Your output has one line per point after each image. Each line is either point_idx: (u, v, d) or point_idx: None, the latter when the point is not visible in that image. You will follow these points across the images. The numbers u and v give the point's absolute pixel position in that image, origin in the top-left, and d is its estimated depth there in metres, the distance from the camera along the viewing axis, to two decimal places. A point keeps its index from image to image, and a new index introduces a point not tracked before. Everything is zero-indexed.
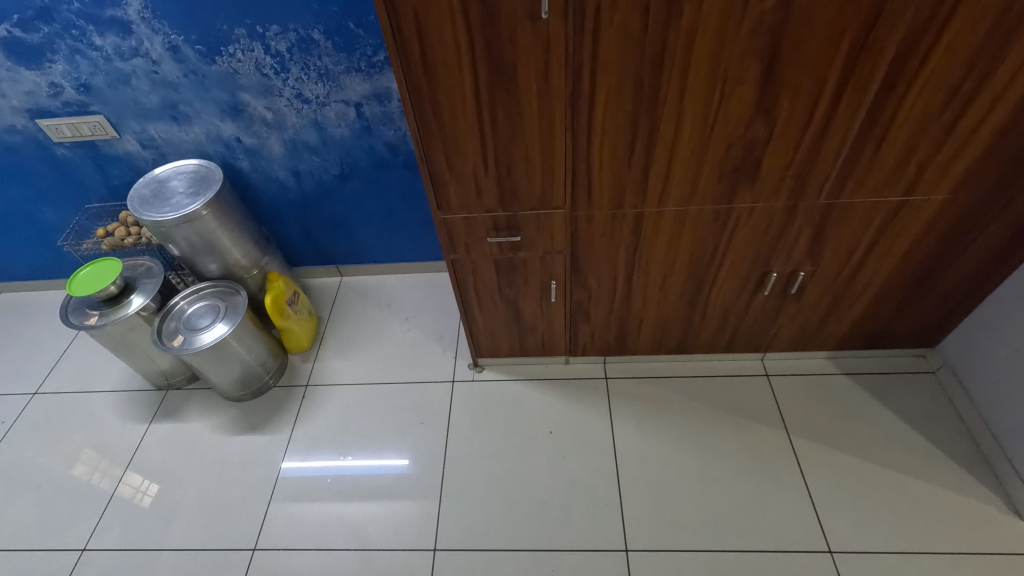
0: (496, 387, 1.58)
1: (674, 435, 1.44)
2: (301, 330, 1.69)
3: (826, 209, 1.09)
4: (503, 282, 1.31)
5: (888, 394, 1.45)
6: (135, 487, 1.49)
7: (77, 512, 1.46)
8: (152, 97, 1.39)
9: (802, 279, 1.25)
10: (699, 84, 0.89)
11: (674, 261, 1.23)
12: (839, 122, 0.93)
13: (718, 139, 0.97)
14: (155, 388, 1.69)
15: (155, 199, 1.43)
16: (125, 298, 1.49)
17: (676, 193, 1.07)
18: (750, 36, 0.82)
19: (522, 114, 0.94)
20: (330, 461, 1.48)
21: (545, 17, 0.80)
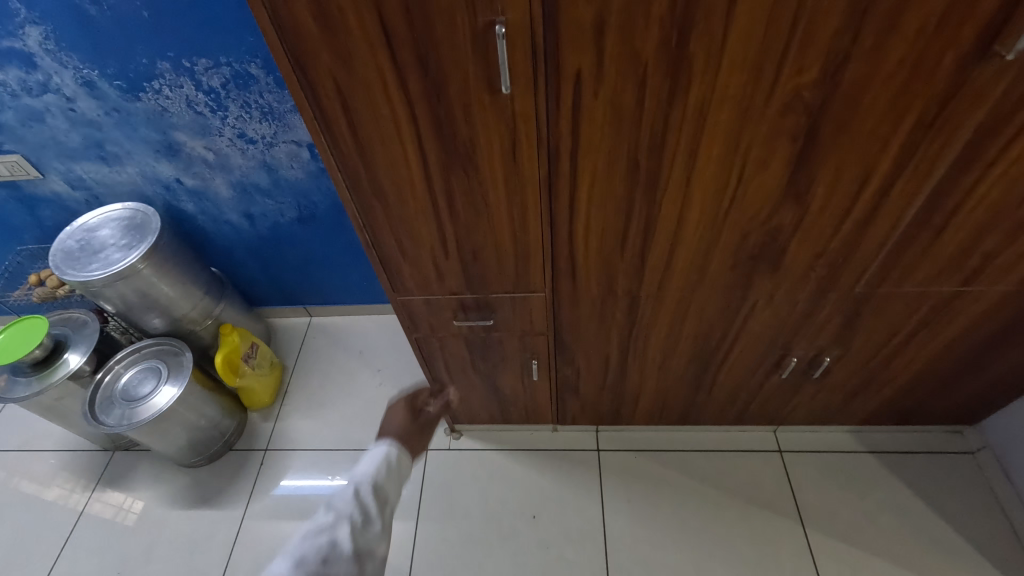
0: (475, 459, 1.41)
1: (674, 524, 1.27)
2: (260, 387, 1.52)
3: (862, 298, 0.89)
4: (477, 358, 1.12)
5: (918, 479, 1.28)
6: (116, 506, 1.42)
7: None
8: (73, 136, 1.20)
9: (827, 364, 1.06)
10: (711, 167, 0.69)
11: (676, 343, 1.04)
12: (887, 211, 0.73)
13: (733, 226, 0.77)
14: (100, 448, 1.53)
15: (82, 253, 1.26)
16: (55, 361, 1.31)
17: (680, 278, 0.88)
18: (779, 114, 0.62)
19: (485, 198, 0.75)
20: (320, 480, 1.41)
21: (506, 92, 0.60)
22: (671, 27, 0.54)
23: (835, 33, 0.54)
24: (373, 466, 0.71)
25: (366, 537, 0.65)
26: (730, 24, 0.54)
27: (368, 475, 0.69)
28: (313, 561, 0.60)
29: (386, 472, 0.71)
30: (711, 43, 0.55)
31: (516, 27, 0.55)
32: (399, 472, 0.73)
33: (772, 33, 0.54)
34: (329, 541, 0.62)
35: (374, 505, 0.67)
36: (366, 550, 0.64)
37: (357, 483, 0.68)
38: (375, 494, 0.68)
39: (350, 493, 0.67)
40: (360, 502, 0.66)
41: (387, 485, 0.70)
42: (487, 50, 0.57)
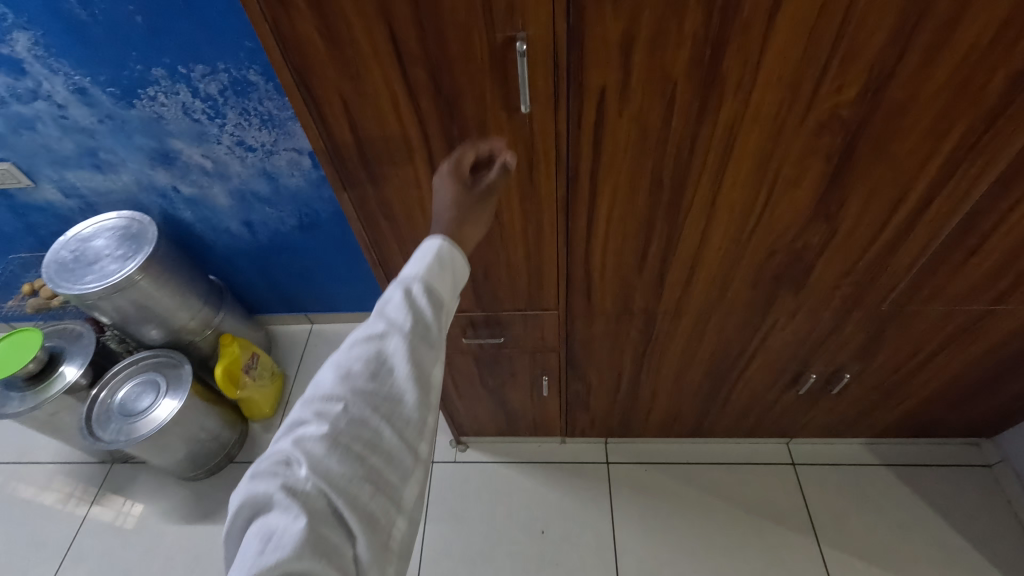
0: (482, 472, 1.37)
1: (687, 540, 1.24)
2: (261, 398, 1.48)
3: (887, 316, 0.86)
4: (486, 374, 1.09)
5: (935, 493, 1.26)
6: (116, 511, 1.40)
7: None
8: (65, 144, 1.16)
9: (847, 380, 1.03)
10: (738, 187, 0.66)
11: (692, 359, 1.00)
12: (919, 233, 0.70)
13: (757, 246, 0.74)
14: (98, 460, 1.49)
15: (77, 265, 1.22)
16: (51, 374, 1.27)
17: (700, 297, 0.84)
18: (814, 134, 0.59)
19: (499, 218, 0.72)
20: None
21: (525, 111, 0.57)
22: (705, 44, 0.51)
23: (879, 50, 0.51)
24: (421, 266, 0.53)
25: (421, 342, 0.50)
26: (767, 41, 0.50)
27: (413, 275, 0.52)
28: (360, 374, 0.48)
29: (438, 270, 0.53)
30: (746, 60, 0.52)
31: (539, 43, 0.51)
32: (457, 263, 0.55)
33: (812, 51, 0.51)
34: (371, 360, 0.48)
35: (428, 309, 0.51)
36: (427, 365, 0.50)
37: (400, 288, 0.51)
38: (427, 300, 0.52)
39: (398, 302, 0.51)
40: (414, 315, 0.51)
41: (448, 284, 0.54)
42: (506, 67, 0.54)
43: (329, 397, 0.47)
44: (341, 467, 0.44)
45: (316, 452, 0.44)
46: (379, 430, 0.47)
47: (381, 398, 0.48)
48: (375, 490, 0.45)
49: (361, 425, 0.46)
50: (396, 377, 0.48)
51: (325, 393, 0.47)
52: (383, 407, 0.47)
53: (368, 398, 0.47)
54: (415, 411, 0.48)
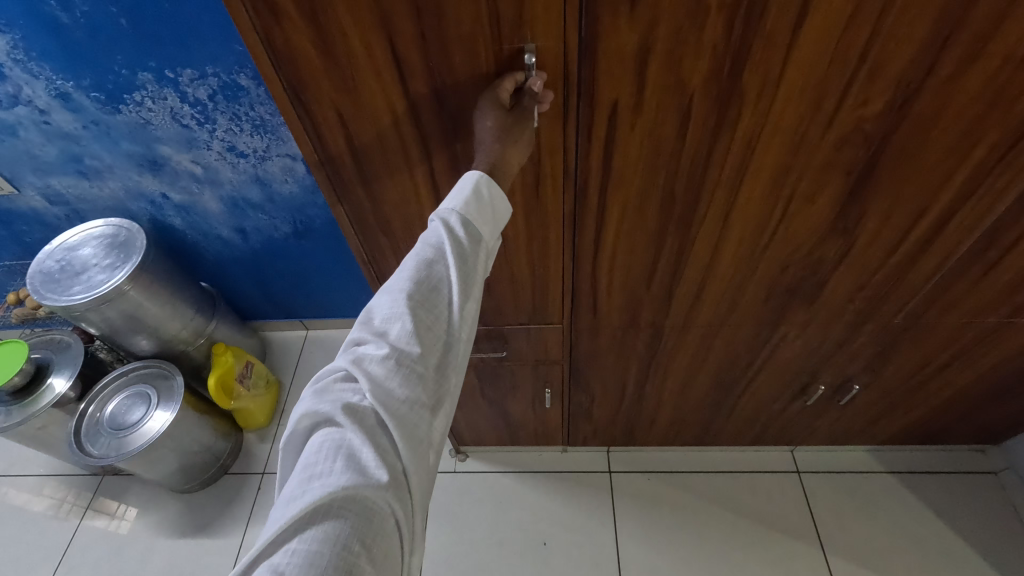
0: (482, 483, 1.35)
1: (692, 551, 1.22)
2: (255, 408, 1.45)
3: (900, 329, 0.84)
4: (487, 386, 1.06)
5: (941, 501, 1.24)
6: (110, 515, 1.37)
7: None
8: (49, 150, 1.12)
9: (856, 392, 1.01)
10: (754, 201, 0.63)
11: (698, 372, 0.98)
12: (938, 248, 0.68)
13: (770, 260, 0.71)
14: (89, 472, 1.44)
15: (63, 275, 1.18)
16: (38, 388, 1.23)
17: (709, 311, 0.82)
18: (836, 148, 0.56)
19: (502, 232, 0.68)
20: None
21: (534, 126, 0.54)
22: (725, 56, 0.49)
23: (908, 62, 0.48)
24: (466, 196, 0.51)
25: (467, 270, 0.50)
26: (791, 53, 0.48)
27: (461, 202, 0.50)
28: (413, 300, 0.47)
29: (485, 199, 0.51)
30: (768, 73, 0.50)
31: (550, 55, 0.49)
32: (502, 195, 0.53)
33: (837, 63, 0.49)
34: (423, 288, 0.48)
35: (475, 239, 0.51)
36: (473, 294, 0.50)
37: (445, 219, 0.50)
38: (473, 231, 0.51)
39: (448, 232, 0.50)
40: (461, 243, 0.50)
41: (494, 215, 0.52)
42: (514, 80, 0.51)
43: (384, 321, 0.47)
44: (397, 389, 0.44)
45: (373, 370, 0.44)
46: (431, 354, 0.47)
47: (432, 325, 0.47)
48: (428, 410, 0.45)
49: (416, 349, 0.46)
50: (445, 304, 0.48)
51: (381, 316, 0.47)
52: (434, 333, 0.47)
53: (421, 325, 0.47)
54: (462, 336, 0.49)
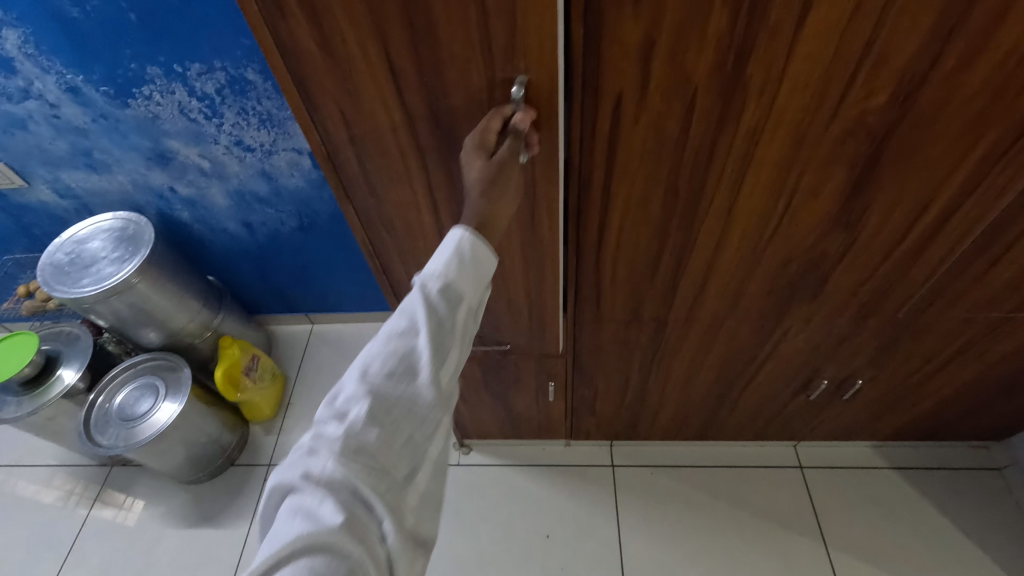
0: (486, 475, 1.36)
1: (694, 545, 1.23)
2: (261, 400, 1.46)
3: (903, 323, 0.84)
4: (491, 378, 1.07)
5: (944, 496, 1.25)
6: (118, 507, 1.39)
7: None
8: (58, 144, 1.13)
9: (859, 386, 1.01)
10: (757, 195, 0.63)
11: (701, 366, 0.98)
12: (941, 243, 0.68)
13: (773, 254, 0.72)
14: (98, 462, 1.46)
15: (73, 268, 1.19)
16: (48, 378, 1.25)
17: (713, 304, 0.82)
18: (839, 141, 0.57)
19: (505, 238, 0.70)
20: None
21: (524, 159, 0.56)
22: (728, 49, 0.49)
23: (912, 55, 0.49)
24: (446, 260, 0.51)
25: (443, 331, 0.49)
26: (794, 46, 0.48)
27: (439, 268, 0.50)
28: (390, 362, 0.48)
29: (466, 261, 0.51)
30: (771, 66, 0.50)
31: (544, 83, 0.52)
32: (486, 256, 0.52)
33: (840, 56, 0.49)
34: (399, 351, 0.48)
35: (454, 301, 0.50)
36: (448, 358, 0.49)
37: (425, 282, 0.50)
38: (453, 294, 0.50)
39: (426, 295, 0.49)
40: (439, 304, 0.49)
41: (475, 276, 0.51)
42: (504, 111, 0.54)
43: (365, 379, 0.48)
44: (364, 440, 0.46)
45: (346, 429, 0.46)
46: (403, 417, 0.48)
47: (405, 385, 0.48)
48: (393, 474, 0.46)
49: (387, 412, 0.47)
50: (423, 365, 0.48)
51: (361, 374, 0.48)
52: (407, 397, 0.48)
53: (394, 383, 0.48)
54: (435, 401, 0.48)
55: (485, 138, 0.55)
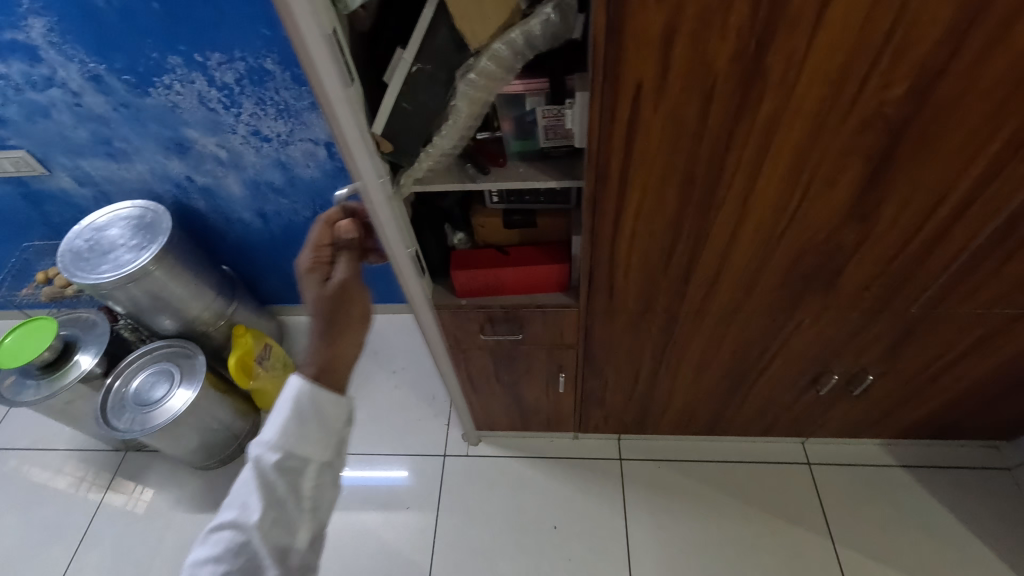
0: (494, 467, 1.37)
1: (701, 538, 1.23)
2: (273, 389, 1.47)
3: (916, 318, 0.84)
4: (502, 369, 1.08)
5: (952, 495, 1.24)
6: (127, 495, 1.40)
7: None
8: (80, 132, 1.15)
9: (869, 382, 1.01)
10: (772, 186, 0.64)
11: (712, 359, 0.99)
12: (956, 236, 0.68)
13: (787, 247, 0.72)
14: (112, 448, 1.49)
15: (91, 254, 1.21)
16: (66, 363, 1.27)
17: (725, 296, 0.82)
18: (857, 132, 0.57)
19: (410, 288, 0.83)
20: None
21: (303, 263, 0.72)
22: (750, 37, 0.49)
23: (932, 46, 0.49)
24: (284, 420, 0.57)
25: (291, 492, 0.56)
26: (815, 35, 0.49)
27: (277, 430, 0.56)
28: (250, 499, 0.54)
29: (306, 412, 0.58)
30: (792, 55, 0.51)
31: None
32: (331, 401, 0.60)
33: (862, 44, 0.49)
34: (241, 522, 0.53)
35: (297, 460, 0.57)
36: (305, 479, 0.57)
37: (270, 426, 0.57)
38: (295, 454, 0.56)
39: (267, 459, 0.55)
40: (281, 466, 0.56)
41: (320, 425, 0.59)
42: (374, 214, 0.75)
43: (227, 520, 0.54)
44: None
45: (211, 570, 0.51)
46: (268, 539, 0.53)
47: (255, 552, 0.53)
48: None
49: (248, 540, 0.53)
50: (283, 489, 0.55)
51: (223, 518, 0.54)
52: (273, 518, 0.54)
53: (241, 553, 0.52)
54: (298, 515, 0.56)
55: (320, 250, 0.73)
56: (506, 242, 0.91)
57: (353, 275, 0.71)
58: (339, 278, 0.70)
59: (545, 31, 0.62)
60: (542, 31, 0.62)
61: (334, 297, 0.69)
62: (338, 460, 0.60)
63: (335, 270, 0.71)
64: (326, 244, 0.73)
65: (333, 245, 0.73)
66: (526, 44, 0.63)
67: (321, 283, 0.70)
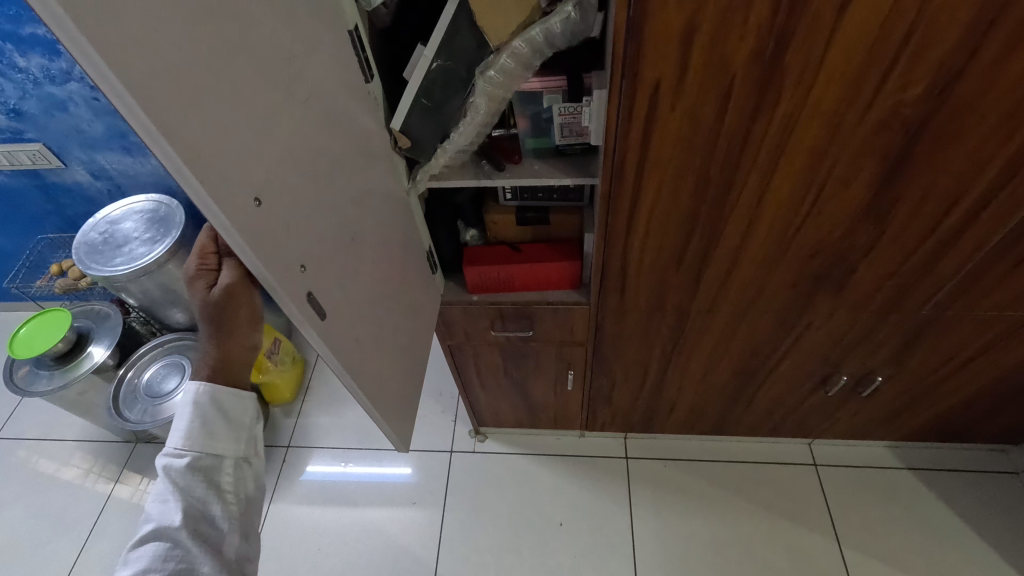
0: (500, 463, 1.38)
1: (706, 538, 1.23)
2: (282, 383, 1.48)
3: (927, 319, 0.84)
4: (511, 365, 1.09)
5: (959, 499, 1.24)
6: (134, 487, 1.41)
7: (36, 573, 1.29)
8: (96, 126, 1.17)
9: (878, 383, 1.01)
10: (787, 185, 0.64)
11: (721, 358, 0.99)
12: (970, 237, 0.68)
13: (800, 247, 0.73)
14: (122, 439, 1.50)
15: (105, 247, 1.23)
16: (79, 354, 1.28)
17: (736, 295, 0.83)
18: (873, 132, 0.57)
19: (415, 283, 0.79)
20: (337, 469, 1.39)
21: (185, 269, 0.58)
22: (768, 37, 0.50)
23: (951, 47, 0.49)
24: (188, 425, 0.63)
25: (210, 485, 0.65)
26: (833, 35, 0.49)
27: (181, 435, 0.63)
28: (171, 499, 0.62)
29: (209, 414, 0.64)
30: (810, 54, 0.51)
31: (323, 292, 0.51)
32: (231, 397, 0.65)
33: (880, 45, 0.50)
34: (166, 520, 0.62)
35: (209, 457, 0.64)
36: (217, 475, 0.65)
37: (174, 437, 0.63)
38: (205, 453, 0.64)
39: (177, 462, 0.63)
40: (194, 465, 0.63)
41: (226, 423, 0.65)
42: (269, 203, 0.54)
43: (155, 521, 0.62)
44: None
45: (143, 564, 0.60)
46: (192, 531, 0.62)
47: (183, 542, 0.62)
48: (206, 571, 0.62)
49: (177, 533, 0.62)
50: (197, 489, 0.64)
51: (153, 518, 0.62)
52: (192, 513, 0.63)
53: (170, 545, 0.61)
54: (217, 506, 0.64)
55: (207, 255, 0.59)
56: (518, 239, 0.92)
57: (242, 278, 0.58)
58: (222, 284, 0.57)
59: (566, 30, 0.63)
60: (562, 30, 0.62)
61: (218, 304, 0.58)
62: (252, 449, 0.69)
63: (221, 275, 0.58)
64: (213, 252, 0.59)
65: (222, 253, 0.59)
66: (546, 42, 0.64)
67: (205, 290, 0.58)
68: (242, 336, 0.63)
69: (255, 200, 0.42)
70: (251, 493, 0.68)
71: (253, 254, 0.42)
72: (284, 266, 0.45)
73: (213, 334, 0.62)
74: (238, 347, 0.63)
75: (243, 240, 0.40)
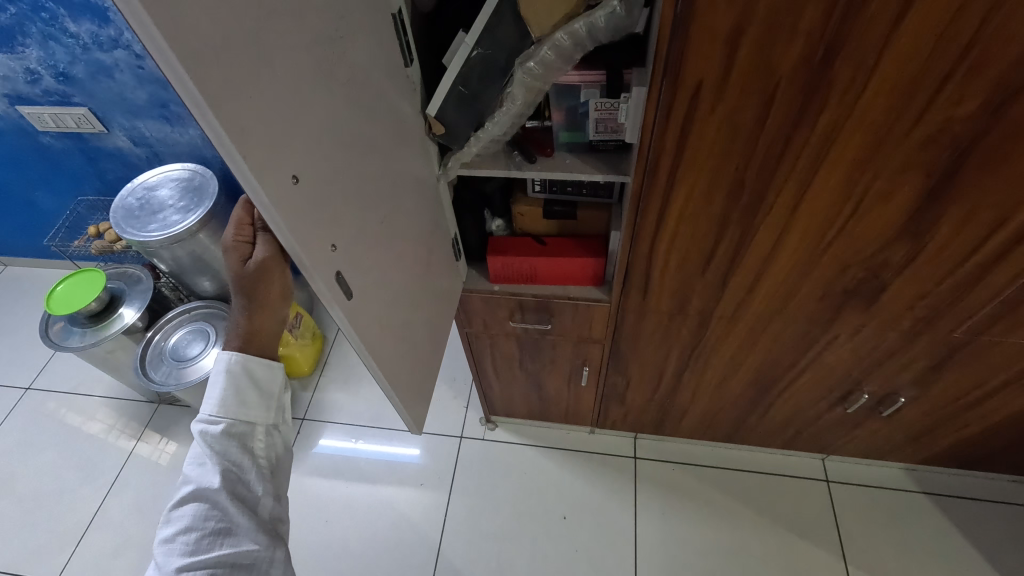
0: (509, 452, 1.39)
1: (709, 544, 1.23)
2: (301, 357, 1.50)
3: (958, 344, 0.82)
4: (526, 357, 1.09)
5: (974, 528, 1.21)
6: (153, 447, 1.46)
7: (59, 520, 1.34)
8: (139, 93, 1.20)
9: (900, 405, 0.99)
10: (824, 196, 0.63)
11: (740, 366, 0.98)
12: (1014, 262, 0.65)
13: (831, 258, 0.71)
14: (146, 399, 1.55)
15: (141, 212, 1.26)
16: (111, 315, 1.32)
17: (762, 303, 0.81)
18: (919, 147, 0.56)
19: (439, 271, 0.79)
20: (348, 446, 1.42)
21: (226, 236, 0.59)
22: (819, 42, 0.49)
23: (1015, 61, 0.47)
24: (222, 392, 0.65)
25: (243, 450, 0.67)
26: (888, 43, 0.48)
27: (216, 402, 0.65)
28: (206, 464, 0.65)
29: (242, 382, 0.66)
30: (860, 63, 0.49)
31: (350, 273, 0.52)
32: (262, 367, 0.67)
33: (935, 58, 0.48)
34: (205, 483, 0.64)
35: (242, 424, 0.66)
36: (249, 442, 0.67)
37: (207, 406, 0.65)
38: (239, 419, 0.66)
39: (212, 429, 0.65)
40: (229, 431, 0.65)
41: (257, 391, 0.67)
42: None
43: (190, 486, 0.64)
44: (204, 558, 0.62)
45: (184, 523, 0.63)
46: (228, 493, 0.65)
47: (222, 504, 0.64)
48: (243, 530, 0.65)
49: (213, 496, 0.64)
50: (232, 453, 0.66)
51: (189, 482, 0.64)
52: (228, 477, 0.65)
53: (210, 505, 0.64)
54: (250, 470, 0.67)
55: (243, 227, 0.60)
56: (544, 232, 0.92)
57: (276, 255, 0.60)
58: (256, 258, 0.59)
59: (609, 24, 0.62)
60: (606, 24, 0.62)
61: (252, 278, 0.60)
62: (282, 416, 0.71)
63: (256, 249, 0.60)
64: (248, 224, 0.60)
65: (258, 226, 0.60)
66: (587, 36, 0.63)
67: (240, 262, 0.60)
68: (273, 310, 0.64)
69: (293, 177, 0.42)
70: (280, 457, 0.71)
71: (287, 230, 0.43)
72: (316, 244, 0.46)
73: (246, 306, 0.63)
74: (268, 321, 0.65)
75: (278, 216, 0.41)
